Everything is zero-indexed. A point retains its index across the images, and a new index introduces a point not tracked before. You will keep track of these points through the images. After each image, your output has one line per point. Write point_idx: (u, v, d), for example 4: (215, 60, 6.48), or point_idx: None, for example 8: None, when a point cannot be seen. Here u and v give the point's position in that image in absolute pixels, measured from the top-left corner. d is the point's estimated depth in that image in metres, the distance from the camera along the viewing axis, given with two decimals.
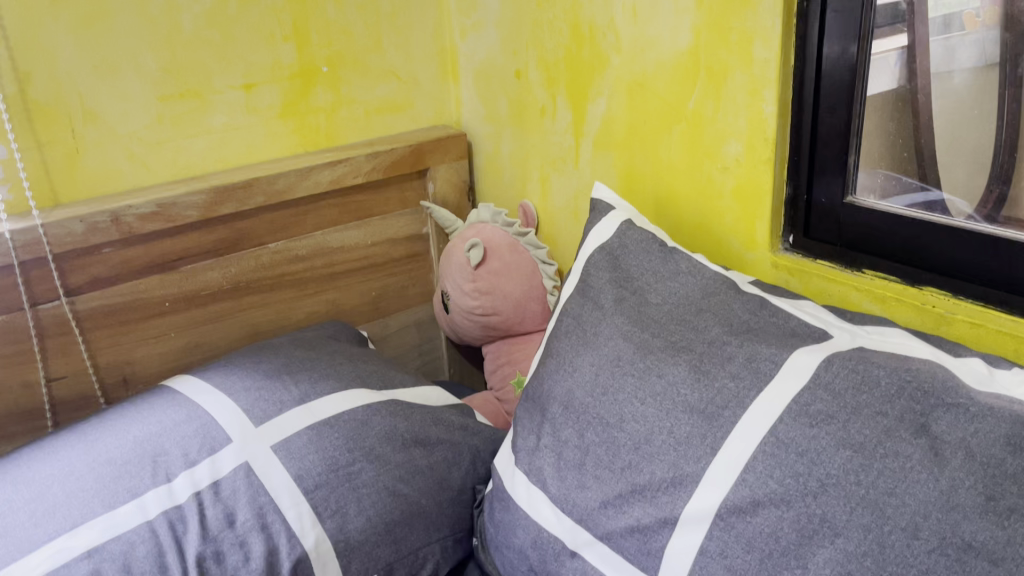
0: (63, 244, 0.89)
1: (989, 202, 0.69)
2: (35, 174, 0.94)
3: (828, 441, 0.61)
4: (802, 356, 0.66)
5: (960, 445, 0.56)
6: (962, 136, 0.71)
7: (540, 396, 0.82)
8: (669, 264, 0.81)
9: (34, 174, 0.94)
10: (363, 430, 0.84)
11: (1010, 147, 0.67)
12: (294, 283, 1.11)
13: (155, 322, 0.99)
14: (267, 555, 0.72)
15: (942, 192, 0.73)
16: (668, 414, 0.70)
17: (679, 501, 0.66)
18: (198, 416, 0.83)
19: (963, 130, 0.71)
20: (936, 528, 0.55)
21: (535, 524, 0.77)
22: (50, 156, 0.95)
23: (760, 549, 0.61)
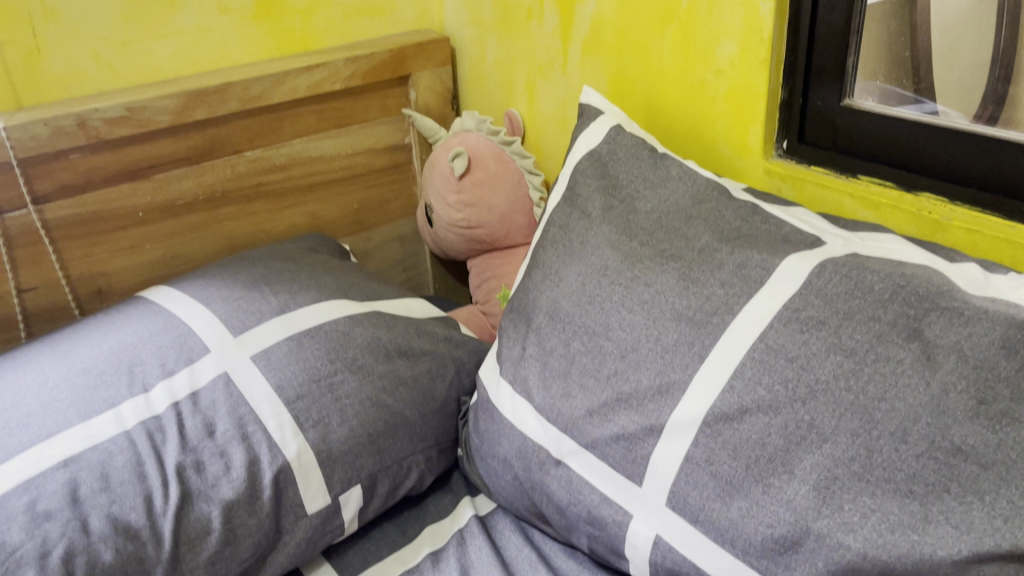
0: (28, 150, 0.85)
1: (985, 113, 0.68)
2: None
3: (818, 346, 0.60)
4: (794, 262, 0.65)
5: (953, 349, 0.55)
6: (960, 44, 0.71)
7: (525, 306, 0.80)
8: (659, 170, 0.79)
9: None
10: (345, 341, 0.82)
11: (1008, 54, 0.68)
12: (272, 193, 1.07)
13: (128, 233, 0.96)
14: (248, 465, 0.71)
15: (936, 104, 0.71)
16: (656, 322, 0.68)
17: (665, 409, 0.65)
18: (175, 327, 0.81)
19: (959, 43, 0.71)
20: (926, 432, 0.54)
21: (520, 434, 0.76)
22: (10, 57, 0.90)
23: (747, 456, 0.61)
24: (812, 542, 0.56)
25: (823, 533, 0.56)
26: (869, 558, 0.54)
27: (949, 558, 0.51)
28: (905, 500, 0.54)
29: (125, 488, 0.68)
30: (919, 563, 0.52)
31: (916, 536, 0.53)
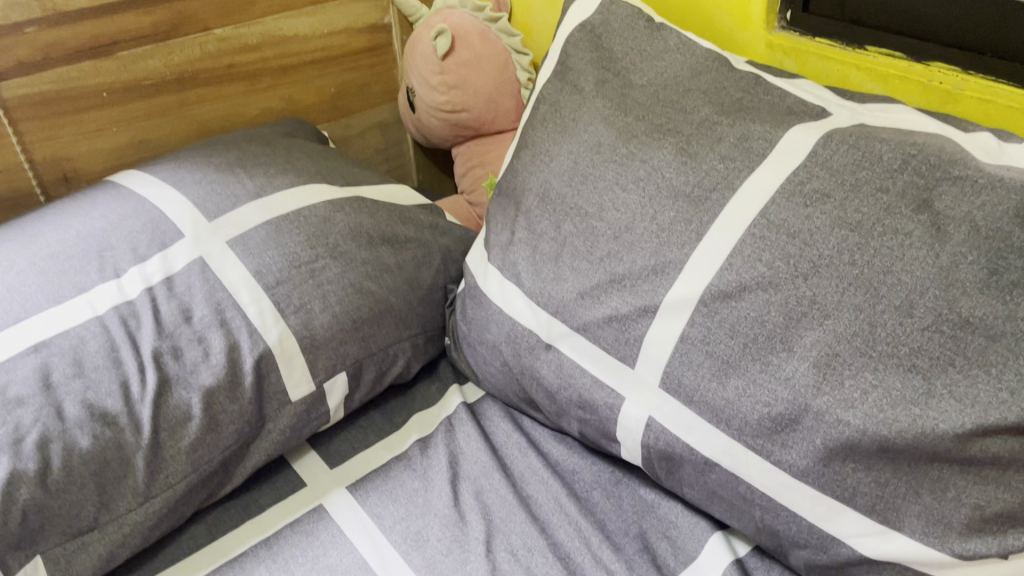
0: None
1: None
2: None
3: (823, 220, 0.57)
4: (798, 134, 0.61)
5: (964, 220, 0.53)
6: None
7: (514, 189, 0.77)
8: (655, 42, 0.74)
9: None
10: (326, 226, 0.79)
11: None
12: (245, 75, 1.02)
13: (93, 114, 0.91)
14: (228, 351, 0.69)
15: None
16: (651, 200, 0.65)
17: (660, 289, 0.63)
18: (146, 211, 0.77)
19: None
20: (933, 306, 0.52)
21: (509, 320, 0.74)
22: None
23: (745, 334, 0.59)
24: (810, 419, 0.55)
25: (822, 410, 0.55)
26: (868, 434, 0.53)
27: (950, 432, 0.50)
28: (907, 375, 0.52)
29: (99, 374, 0.65)
30: (919, 436, 0.51)
31: (917, 409, 0.51)
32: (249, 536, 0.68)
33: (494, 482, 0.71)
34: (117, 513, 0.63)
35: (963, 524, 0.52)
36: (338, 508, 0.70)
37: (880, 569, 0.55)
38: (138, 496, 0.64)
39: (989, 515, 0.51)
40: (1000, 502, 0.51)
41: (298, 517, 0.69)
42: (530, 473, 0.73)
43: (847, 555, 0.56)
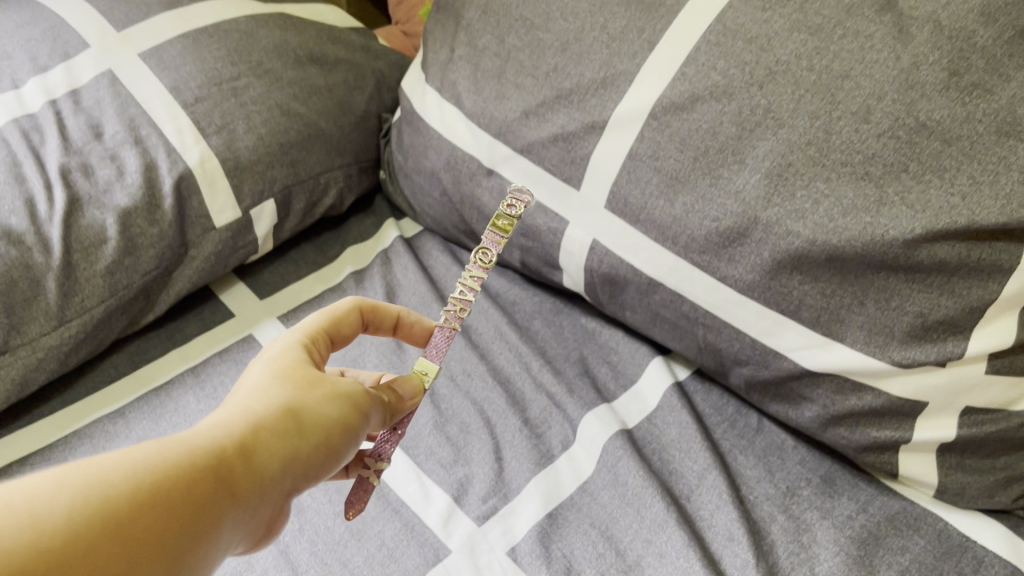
0: None
1: None
2: None
3: (781, 23, 0.54)
4: None
5: (928, 20, 0.50)
6: None
7: (453, 4, 0.71)
8: None
9: None
10: (248, 42, 0.72)
11: None
12: None
13: None
14: (144, 171, 0.64)
15: None
16: (602, 8, 0.61)
17: (610, 102, 0.60)
18: (45, 17, 0.69)
19: None
20: (889, 111, 0.50)
21: (449, 145, 0.69)
22: None
23: (696, 147, 0.56)
24: (759, 231, 0.54)
25: (771, 223, 0.53)
26: (817, 244, 0.52)
27: (899, 238, 0.49)
28: (860, 184, 0.51)
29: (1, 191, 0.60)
30: (868, 244, 0.50)
31: (868, 218, 0.50)
32: (176, 365, 0.65)
33: (432, 313, 0.69)
34: (29, 337, 0.59)
35: (905, 333, 0.51)
36: (268, 336, 0.67)
37: (820, 382, 0.55)
38: (51, 320, 0.60)
39: (930, 323, 0.51)
40: (942, 310, 0.50)
41: (227, 347, 0.66)
42: None
43: (788, 370, 0.56)
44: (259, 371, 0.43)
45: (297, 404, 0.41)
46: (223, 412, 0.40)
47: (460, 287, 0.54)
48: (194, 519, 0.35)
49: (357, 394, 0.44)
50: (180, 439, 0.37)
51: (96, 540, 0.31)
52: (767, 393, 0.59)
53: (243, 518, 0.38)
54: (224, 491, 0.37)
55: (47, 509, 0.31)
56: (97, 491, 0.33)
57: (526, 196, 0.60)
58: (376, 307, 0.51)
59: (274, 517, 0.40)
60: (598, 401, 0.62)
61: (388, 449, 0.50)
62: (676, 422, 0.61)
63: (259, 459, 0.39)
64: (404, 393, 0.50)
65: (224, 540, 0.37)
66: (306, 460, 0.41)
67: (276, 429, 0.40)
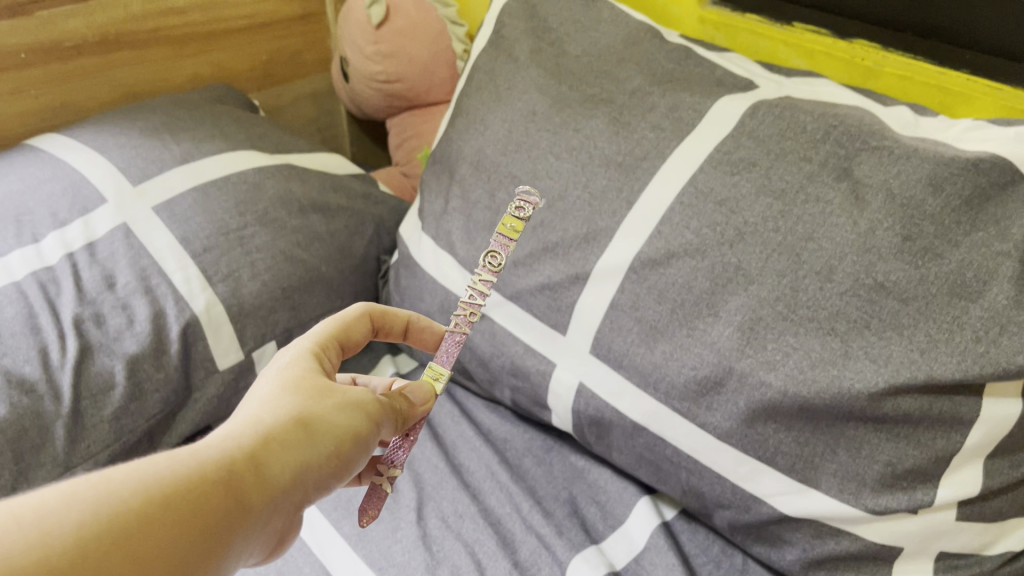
0: None
1: None
2: None
3: (749, 188, 0.58)
4: (725, 105, 0.62)
5: (881, 187, 0.54)
6: None
7: (448, 158, 0.76)
8: (590, 13, 0.73)
9: None
10: (255, 193, 0.77)
11: None
12: (172, 40, 0.96)
13: (7, 76, 0.83)
14: (153, 318, 0.67)
15: None
16: (584, 169, 0.66)
17: (592, 256, 0.64)
18: (66, 174, 0.74)
19: None
20: (851, 271, 0.53)
21: (443, 289, 0.73)
22: None
23: (673, 300, 0.60)
24: (734, 381, 0.56)
25: (746, 373, 0.56)
26: (789, 395, 0.54)
27: (865, 391, 0.52)
28: (826, 338, 0.54)
29: (16, 341, 0.63)
30: (836, 396, 0.53)
31: (835, 371, 0.53)
32: None
33: (426, 451, 0.72)
34: (37, 482, 0.61)
35: (876, 480, 0.54)
36: None
37: (799, 526, 0.57)
38: (58, 466, 0.62)
39: (899, 471, 0.53)
40: (910, 459, 0.53)
41: None
42: (462, 441, 0.73)
43: (767, 514, 0.58)
44: (270, 380, 0.46)
45: (306, 414, 0.44)
46: (234, 422, 0.42)
47: (470, 293, 0.58)
48: (206, 525, 0.36)
49: (365, 403, 0.47)
50: (191, 448, 0.39)
51: (108, 546, 0.33)
52: (750, 535, 0.61)
53: (256, 527, 0.39)
54: (237, 495, 0.38)
55: (55, 521, 0.32)
56: (105, 503, 0.34)
57: (533, 196, 0.61)
58: (387, 312, 0.57)
59: (284, 527, 0.42)
60: (586, 542, 0.64)
61: (400, 455, 0.56)
62: (663, 564, 0.62)
63: (271, 466, 0.41)
64: (416, 398, 0.53)
65: (237, 549, 0.38)
66: (317, 470, 0.43)
67: (287, 437, 0.42)
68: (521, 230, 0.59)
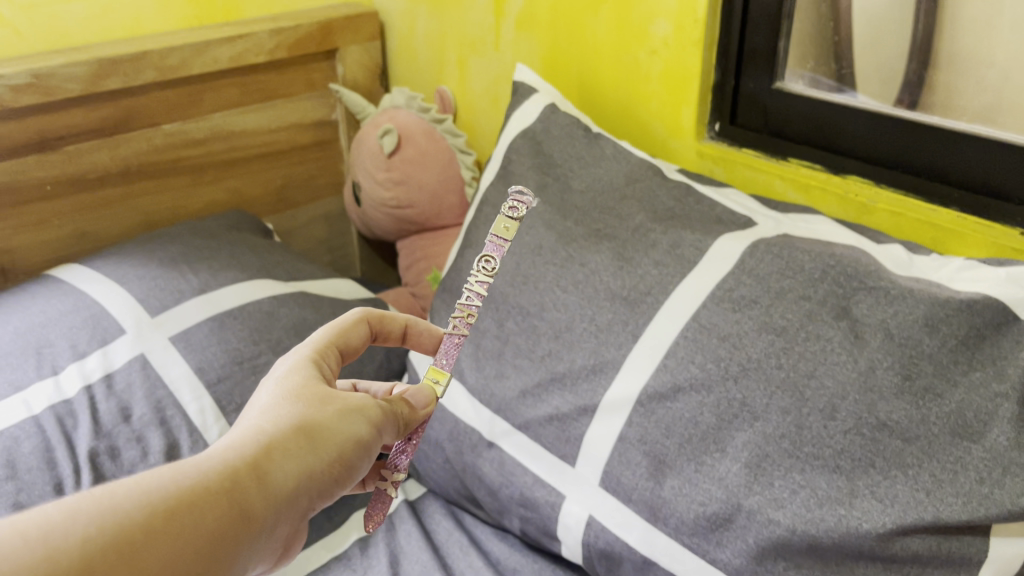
0: None
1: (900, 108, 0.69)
2: None
3: (751, 325, 0.60)
4: (725, 243, 0.65)
5: (879, 327, 0.56)
6: (884, 42, 0.70)
7: (458, 287, 0.79)
8: (593, 150, 0.79)
9: None
10: (270, 322, 0.79)
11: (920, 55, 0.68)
12: (190, 169, 1.02)
13: (34, 208, 0.90)
14: (167, 450, 0.68)
15: (857, 94, 0.72)
16: (590, 301, 0.68)
17: (599, 388, 0.65)
18: (87, 305, 0.77)
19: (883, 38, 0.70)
20: (854, 409, 0.54)
21: (452, 417, 0.74)
22: None
23: (680, 434, 0.60)
24: (743, 518, 0.56)
25: (754, 510, 0.56)
26: (797, 533, 0.54)
27: (873, 532, 0.52)
28: (833, 476, 0.54)
29: (33, 476, 0.64)
30: (844, 536, 0.52)
31: (842, 509, 0.53)
32: None
33: None
34: None
35: None
36: None
37: None
38: None
39: None
40: None
41: None
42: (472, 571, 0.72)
43: None
44: (272, 388, 0.48)
45: (307, 421, 0.46)
46: (236, 432, 0.45)
47: (466, 294, 0.57)
48: (203, 541, 0.39)
49: (366, 409, 0.49)
50: (192, 462, 0.41)
51: (105, 561, 0.35)
52: None
53: (257, 542, 0.42)
54: (238, 502, 0.41)
55: (57, 534, 0.35)
56: (102, 519, 0.36)
57: (527, 194, 0.60)
58: (386, 317, 0.57)
59: (292, 530, 0.45)
60: None
61: (403, 460, 0.57)
62: None
63: (271, 476, 0.43)
64: (419, 402, 0.55)
65: (239, 560, 0.41)
66: (319, 476, 0.45)
67: (286, 444, 0.44)
68: (515, 233, 0.58)
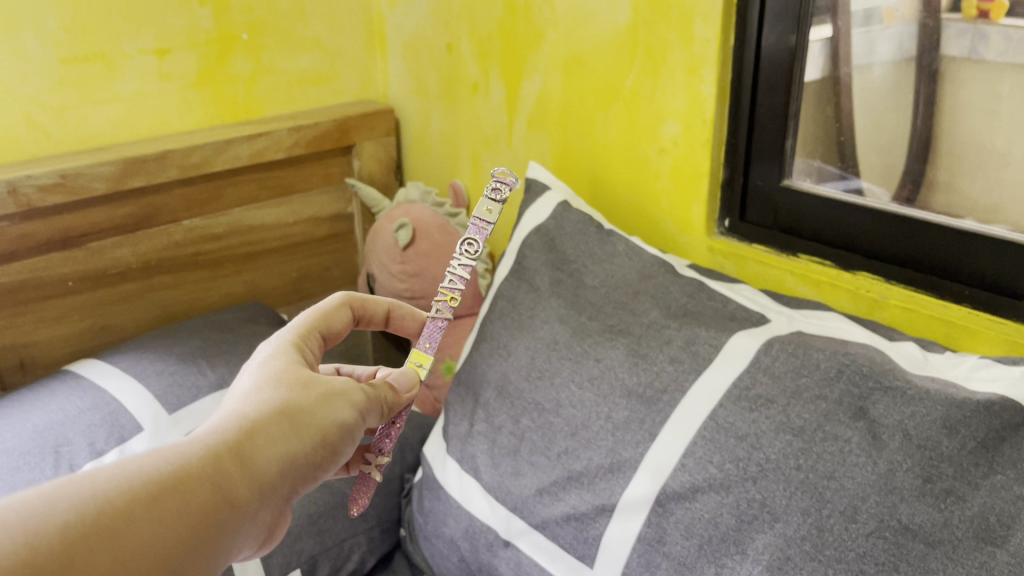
0: None
1: (905, 189, 0.70)
2: None
3: (768, 425, 0.59)
4: (740, 340, 0.65)
5: (897, 428, 0.55)
6: (882, 123, 0.71)
7: (472, 381, 0.80)
8: (606, 246, 0.81)
9: None
10: None
11: (925, 139, 0.69)
12: (208, 263, 1.08)
13: (56, 303, 0.95)
14: None
15: (862, 181, 0.74)
16: (606, 398, 0.68)
17: (617, 488, 0.64)
18: (105, 403, 0.77)
19: (882, 122, 0.71)
20: (875, 512, 0.53)
21: (468, 514, 0.74)
22: None
23: (699, 536, 0.59)
24: None
25: None
26: None
27: None
28: None
29: None
30: None
31: None
32: None
33: None
34: None
35: None
36: None
37: None
38: None
39: None
40: None
41: None
42: None
43: None
44: (254, 374, 0.52)
45: (287, 405, 0.50)
46: (221, 415, 0.49)
47: (450, 277, 0.64)
48: (188, 522, 0.42)
49: (345, 393, 0.53)
50: (175, 448, 0.45)
51: (88, 541, 0.38)
52: None
53: (243, 524, 0.45)
54: (224, 480, 0.45)
55: (38, 518, 0.37)
56: (83, 503, 0.39)
57: (510, 178, 0.66)
58: (367, 301, 0.63)
59: (277, 508, 0.49)
60: None
61: (386, 442, 0.63)
62: None
63: (255, 457, 0.47)
64: (402, 385, 0.59)
65: (229, 534, 0.44)
66: (300, 458, 0.49)
67: (268, 428, 0.48)
68: (497, 215, 0.65)
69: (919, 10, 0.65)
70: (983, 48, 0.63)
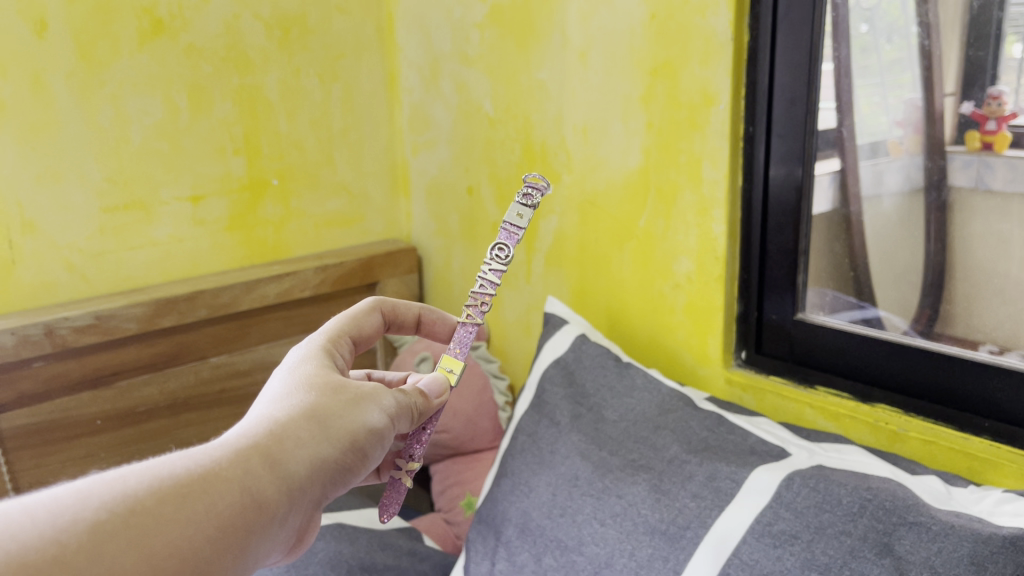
0: (6, 355, 0.88)
1: (922, 319, 0.71)
2: (12, 291, 0.96)
3: (793, 562, 0.58)
4: (762, 475, 0.65)
5: (925, 565, 0.54)
6: (896, 252, 0.72)
7: (494, 518, 0.79)
8: (624, 379, 0.82)
9: (9, 287, 0.96)
10: (306, 557, 0.80)
11: (940, 268, 0.69)
12: (234, 399, 1.10)
13: (83, 442, 0.97)
14: None
15: (878, 309, 0.74)
16: (629, 535, 0.67)
17: None
18: None
19: (896, 249, 0.72)
20: None
21: None
22: (24, 271, 0.96)
23: None
24: None
25: None
26: None
27: None
28: None
29: None
30: None
31: None
32: None
33: None
34: None
35: None
36: None
37: None
38: None
39: None
40: None
41: None
42: None
43: None
44: (285, 379, 0.53)
45: (317, 408, 0.51)
46: (254, 417, 0.50)
47: (481, 283, 0.64)
48: (220, 520, 0.43)
49: (375, 396, 0.54)
50: (207, 450, 0.46)
51: (119, 535, 0.39)
52: None
53: (274, 526, 0.47)
54: (258, 476, 0.46)
55: (69, 516, 0.38)
56: (114, 501, 0.40)
57: (541, 183, 0.65)
58: (397, 306, 0.67)
59: (309, 508, 0.50)
60: None
61: (416, 449, 0.63)
62: None
63: (288, 457, 0.48)
64: (433, 390, 0.61)
65: (263, 532, 0.46)
66: (330, 460, 0.50)
67: (298, 430, 0.49)
68: (528, 220, 0.64)
69: (925, 142, 0.68)
70: (989, 177, 0.65)
